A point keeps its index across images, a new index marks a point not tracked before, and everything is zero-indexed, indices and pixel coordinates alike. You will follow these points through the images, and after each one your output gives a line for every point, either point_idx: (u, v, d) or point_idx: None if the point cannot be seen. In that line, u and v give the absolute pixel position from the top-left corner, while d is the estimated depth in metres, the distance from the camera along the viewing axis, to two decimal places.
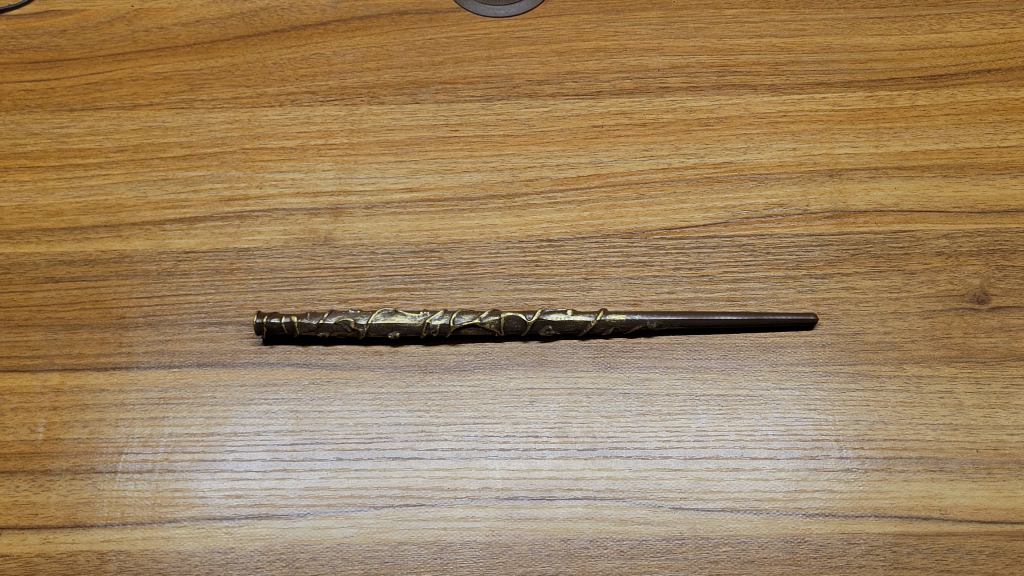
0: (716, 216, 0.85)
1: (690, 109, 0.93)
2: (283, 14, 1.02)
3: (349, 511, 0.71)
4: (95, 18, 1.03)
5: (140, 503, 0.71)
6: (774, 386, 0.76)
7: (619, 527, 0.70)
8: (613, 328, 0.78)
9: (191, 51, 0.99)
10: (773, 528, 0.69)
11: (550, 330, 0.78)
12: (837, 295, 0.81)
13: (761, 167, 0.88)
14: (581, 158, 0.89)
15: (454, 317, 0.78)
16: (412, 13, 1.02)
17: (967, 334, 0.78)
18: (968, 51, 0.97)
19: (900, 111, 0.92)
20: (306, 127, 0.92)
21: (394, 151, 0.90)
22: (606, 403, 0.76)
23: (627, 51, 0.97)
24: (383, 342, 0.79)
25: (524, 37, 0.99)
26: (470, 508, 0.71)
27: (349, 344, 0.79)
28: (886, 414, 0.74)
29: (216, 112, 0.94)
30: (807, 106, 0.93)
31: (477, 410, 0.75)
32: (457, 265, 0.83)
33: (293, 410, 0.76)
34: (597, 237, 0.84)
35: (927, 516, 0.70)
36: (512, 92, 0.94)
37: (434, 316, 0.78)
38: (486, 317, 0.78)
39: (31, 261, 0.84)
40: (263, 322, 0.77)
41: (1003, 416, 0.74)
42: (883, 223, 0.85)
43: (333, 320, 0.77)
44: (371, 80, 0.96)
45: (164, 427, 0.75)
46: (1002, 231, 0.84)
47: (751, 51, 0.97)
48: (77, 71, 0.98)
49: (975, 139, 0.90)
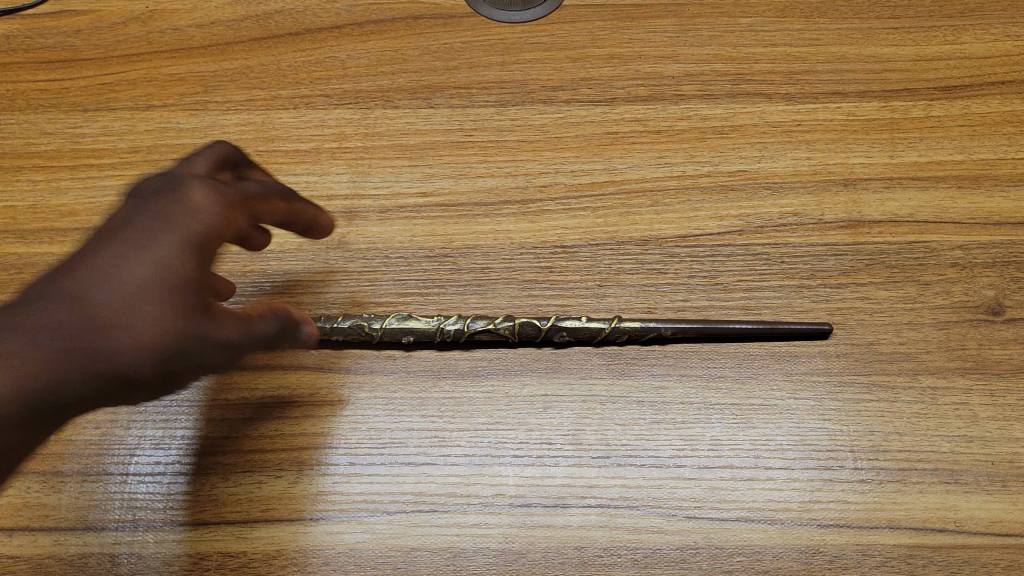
0: (731, 224, 0.85)
1: (706, 117, 0.93)
2: (298, 17, 1.02)
3: (362, 517, 0.70)
4: (109, 18, 1.02)
5: (153, 505, 0.71)
6: (789, 396, 0.76)
7: (633, 536, 0.69)
8: (628, 335, 0.78)
9: (205, 52, 0.99)
10: (788, 539, 0.69)
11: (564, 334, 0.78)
12: (852, 304, 0.80)
13: (775, 176, 0.88)
14: (596, 164, 0.89)
15: (469, 322, 0.78)
16: (427, 17, 1.02)
17: (981, 346, 0.78)
18: (983, 63, 0.96)
19: (915, 121, 0.92)
20: (320, 130, 0.92)
21: (408, 155, 0.90)
22: (620, 411, 0.75)
23: (642, 58, 0.97)
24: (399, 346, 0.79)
25: (539, 42, 0.99)
26: (483, 515, 0.70)
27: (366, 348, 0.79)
28: (901, 425, 0.74)
29: (229, 113, 0.94)
30: (822, 115, 0.93)
31: (491, 416, 0.75)
32: (471, 270, 0.83)
33: (306, 414, 0.75)
34: (612, 244, 0.84)
35: (942, 529, 0.69)
36: (526, 97, 0.94)
37: (448, 322, 0.78)
38: (500, 322, 0.78)
39: (43, 261, 0.83)
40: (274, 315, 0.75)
41: (1018, 428, 0.74)
42: (898, 234, 0.84)
43: (347, 323, 0.77)
44: (385, 84, 0.96)
45: (176, 430, 0.75)
46: (1016, 243, 0.83)
47: (766, 60, 0.97)
48: (90, 71, 0.98)
49: (989, 151, 0.89)
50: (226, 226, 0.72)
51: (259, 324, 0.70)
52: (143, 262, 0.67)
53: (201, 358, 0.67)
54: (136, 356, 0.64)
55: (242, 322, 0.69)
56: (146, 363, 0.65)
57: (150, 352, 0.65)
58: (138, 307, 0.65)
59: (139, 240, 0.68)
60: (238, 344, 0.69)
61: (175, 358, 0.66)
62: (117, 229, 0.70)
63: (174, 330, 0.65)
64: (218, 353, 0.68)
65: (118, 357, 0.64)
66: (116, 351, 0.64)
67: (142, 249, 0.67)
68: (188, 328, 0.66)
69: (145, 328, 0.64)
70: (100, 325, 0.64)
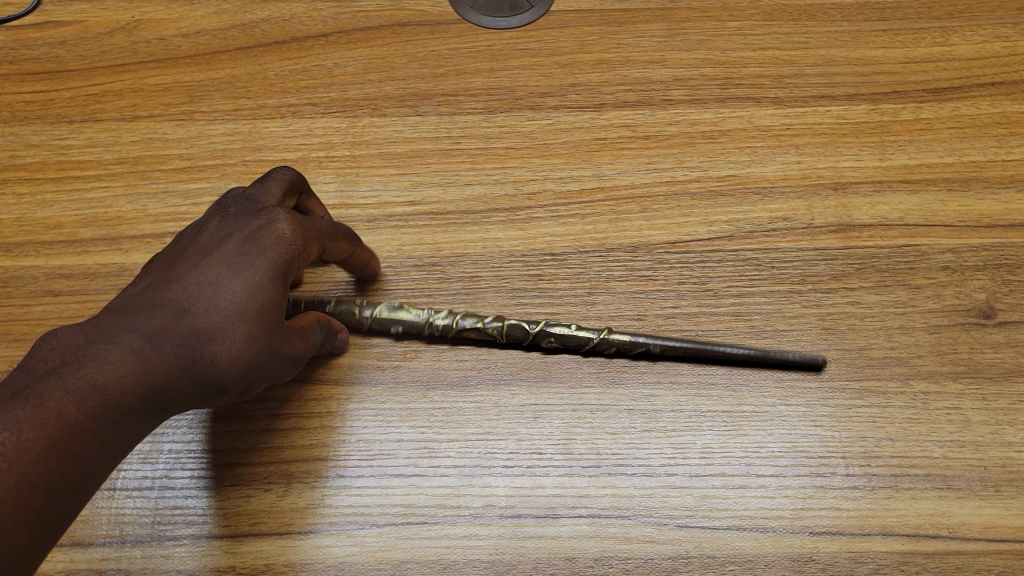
0: (721, 230, 0.85)
1: (694, 122, 0.92)
2: (285, 25, 1.02)
3: (351, 529, 0.70)
4: (94, 29, 1.02)
5: (139, 521, 0.71)
6: (780, 403, 0.75)
7: (624, 546, 0.69)
8: (616, 347, 0.77)
9: (192, 62, 0.98)
10: (779, 547, 0.68)
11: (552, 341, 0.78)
12: (842, 309, 0.80)
13: (765, 181, 0.88)
14: (584, 171, 0.89)
15: (458, 319, 0.78)
16: (414, 25, 1.01)
17: (973, 350, 0.77)
18: (972, 64, 0.96)
19: (904, 124, 0.92)
20: (308, 139, 0.92)
21: (396, 163, 0.90)
22: (611, 420, 0.75)
23: (630, 64, 0.97)
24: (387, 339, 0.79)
25: (527, 49, 0.99)
26: (473, 526, 0.70)
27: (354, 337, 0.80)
28: (893, 430, 0.74)
29: (216, 123, 0.93)
30: (811, 119, 0.92)
31: (480, 426, 0.75)
32: (460, 279, 0.82)
33: (294, 426, 0.75)
34: (601, 251, 0.84)
35: (935, 535, 0.69)
36: (514, 104, 0.94)
37: (438, 316, 0.79)
38: (490, 322, 0.78)
39: (29, 274, 0.83)
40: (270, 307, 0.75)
41: (1010, 432, 0.73)
42: (888, 237, 0.84)
43: (337, 309, 0.79)
44: (373, 92, 0.95)
45: (163, 444, 0.74)
46: (1007, 246, 0.83)
47: (755, 64, 0.97)
48: (76, 82, 0.97)
49: (979, 153, 0.89)
50: (304, 258, 0.70)
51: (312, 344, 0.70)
52: (238, 278, 0.64)
53: (276, 377, 0.66)
54: (236, 371, 0.62)
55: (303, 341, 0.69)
56: (241, 378, 0.62)
57: (250, 367, 0.62)
58: (241, 320, 0.62)
59: (233, 257, 0.65)
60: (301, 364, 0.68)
61: (263, 375, 0.64)
62: (207, 246, 0.66)
63: (264, 348, 0.63)
64: (288, 372, 0.67)
65: (223, 371, 0.61)
66: (219, 362, 0.61)
67: (242, 265, 0.64)
68: (273, 349, 0.64)
69: (245, 342, 0.62)
70: (204, 337, 0.61)
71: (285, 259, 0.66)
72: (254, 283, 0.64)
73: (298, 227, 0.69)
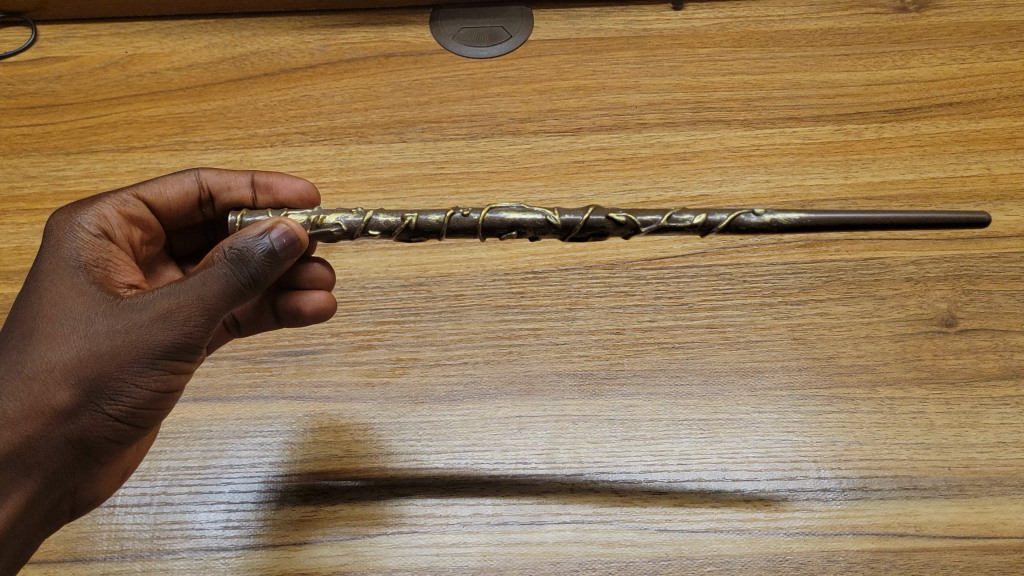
0: (694, 246, 0.89)
1: (668, 144, 0.96)
2: (273, 58, 1.05)
3: (344, 540, 0.73)
4: (89, 63, 1.05)
5: (139, 536, 0.74)
6: (753, 410, 0.79)
7: (606, 550, 0.72)
8: (690, 227, 0.68)
9: (184, 94, 1.02)
10: (754, 548, 0.72)
11: (604, 219, 0.68)
12: (812, 320, 0.84)
13: (736, 200, 0.92)
14: (564, 193, 0.93)
15: (486, 211, 0.69)
16: (398, 55, 1.05)
17: (936, 356, 0.81)
18: (931, 86, 1.01)
19: (867, 143, 0.96)
20: (296, 166, 0.96)
21: (382, 189, 0.93)
22: (593, 430, 0.78)
23: (606, 90, 1.01)
24: (381, 236, 0.71)
25: (506, 76, 1.03)
26: (461, 534, 0.73)
27: (340, 241, 0.71)
28: (862, 435, 0.77)
29: (208, 153, 0.97)
30: (779, 140, 0.97)
31: (467, 438, 0.78)
32: (445, 297, 0.87)
33: (287, 442, 0.78)
34: (581, 268, 0.88)
35: (903, 533, 0.72)
36: (495, 130, 0.98)
37: (458, 213, 0.69)
38: (534, 213, 0.69)
39: None
40: (241, 225, 0.70)
41: (972, 434, 0.77)
42: (854, 251, 0.88)
43: (333, 212, 0.70)
44: (359, 121, 0.99)
45: (161, 461, 0.78)
46: (967, 258, 0.87)
47: (725, 88, 1.01)
48: (72, 115, 1.01)
49: (939, 170, 0.93)
50: (102, 215, 0.70)
51: (195, 286, 0.59)
52: (34, 304, 0.62)
53: (125, 359, 0.59)
54: (46, 388, 0.59)
55: (171, 294, 0.59)
56: (63, 388, 0.59)
57: (65, 370, 0.59)
58: (42, 339, 0.60)
59: (27, 294, 0.64)
60: (170, 321, 0.59)
61: (93, 368, 0.59)
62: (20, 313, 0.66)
63: (75, 345, 0.59)
64: (148, 341, 0.59)
65: (37, 391, 0.59)
66: (16, 394, 0.59)
67: (31, 299, 0.63)
68: (82, 340, 0.59)
69: (49, 357, 0.59)
70: (6, 375, 0.60)
71: (64, 256, 0.65)
72: (52, 301, 0.62)
73: (80, 210, 0.70)
